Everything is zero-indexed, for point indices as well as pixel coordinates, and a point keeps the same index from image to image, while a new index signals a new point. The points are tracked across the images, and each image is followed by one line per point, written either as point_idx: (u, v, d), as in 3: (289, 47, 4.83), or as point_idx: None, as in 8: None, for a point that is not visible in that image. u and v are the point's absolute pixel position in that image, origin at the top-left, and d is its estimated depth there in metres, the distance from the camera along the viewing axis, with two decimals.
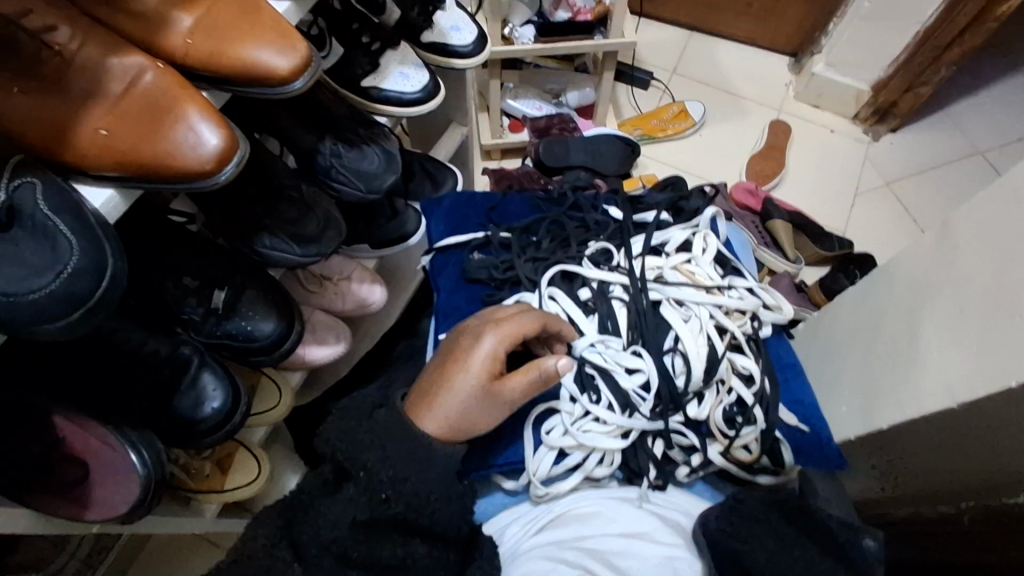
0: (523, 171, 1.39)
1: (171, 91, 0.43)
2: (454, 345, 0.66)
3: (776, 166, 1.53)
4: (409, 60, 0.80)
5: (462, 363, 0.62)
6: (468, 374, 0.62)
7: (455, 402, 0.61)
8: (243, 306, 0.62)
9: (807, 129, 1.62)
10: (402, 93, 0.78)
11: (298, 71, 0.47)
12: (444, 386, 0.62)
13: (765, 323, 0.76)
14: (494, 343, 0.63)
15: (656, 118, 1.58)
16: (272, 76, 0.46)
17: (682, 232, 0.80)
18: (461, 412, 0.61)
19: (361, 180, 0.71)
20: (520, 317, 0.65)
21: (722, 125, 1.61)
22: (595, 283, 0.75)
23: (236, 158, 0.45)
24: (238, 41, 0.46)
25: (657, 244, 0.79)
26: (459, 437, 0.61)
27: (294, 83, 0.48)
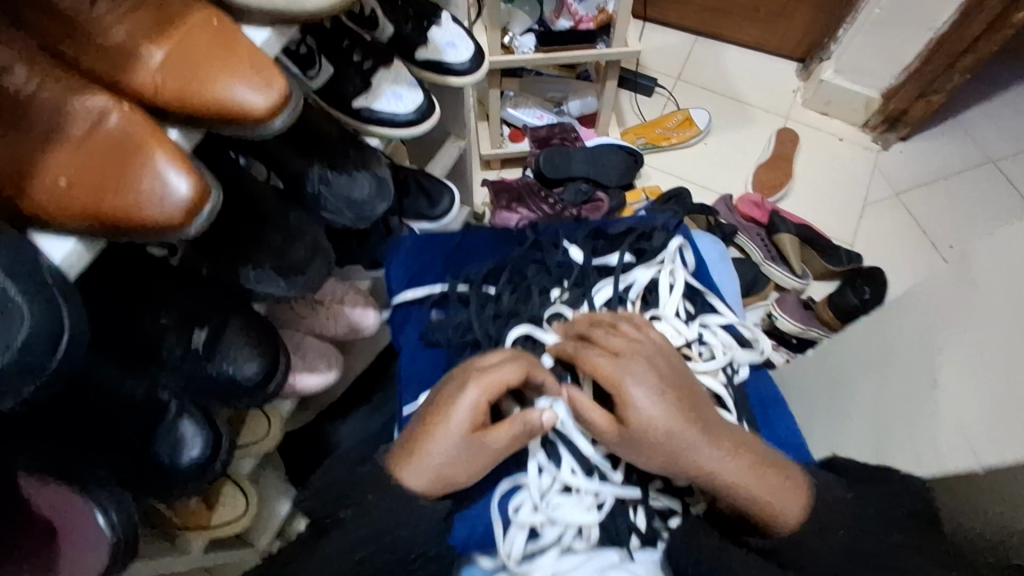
0: (524, 183, 1.35)
1: (138, 134, 0.40)
2: (436, 395, 0.64)
3: (783, 176, 1.49)
4: (403, 79, 0.76)
5: (443, 420, 0.61)
6: (452, 430, 0.61)
7: (436, 457, 0.61)
8: (224, 347, 0.59)
9: (815, 137, 1.58)
10: (394, 114, 0.75)
11: (277, 108, 0.44)
12: (427, 445, 0.61)
13: (742, 364, 0.74)
14: (475, 398, 0.61)
15: (660, 127, 1.54)
16: (248, 115, 0.43)
17: (646, 272, 0.77)
18: (448, 466, 0.61)
19: (351, 210, 0.67)
20: (503, 369, 0.63)
21: (728, 134, 1.57)
22: None
23: (208, 206, 0.41)
24: (213, 78, 0.42)
25: (624, 289, 0.77)
26: (444, 488, 0.62)
27: (273, 122, 0.44)
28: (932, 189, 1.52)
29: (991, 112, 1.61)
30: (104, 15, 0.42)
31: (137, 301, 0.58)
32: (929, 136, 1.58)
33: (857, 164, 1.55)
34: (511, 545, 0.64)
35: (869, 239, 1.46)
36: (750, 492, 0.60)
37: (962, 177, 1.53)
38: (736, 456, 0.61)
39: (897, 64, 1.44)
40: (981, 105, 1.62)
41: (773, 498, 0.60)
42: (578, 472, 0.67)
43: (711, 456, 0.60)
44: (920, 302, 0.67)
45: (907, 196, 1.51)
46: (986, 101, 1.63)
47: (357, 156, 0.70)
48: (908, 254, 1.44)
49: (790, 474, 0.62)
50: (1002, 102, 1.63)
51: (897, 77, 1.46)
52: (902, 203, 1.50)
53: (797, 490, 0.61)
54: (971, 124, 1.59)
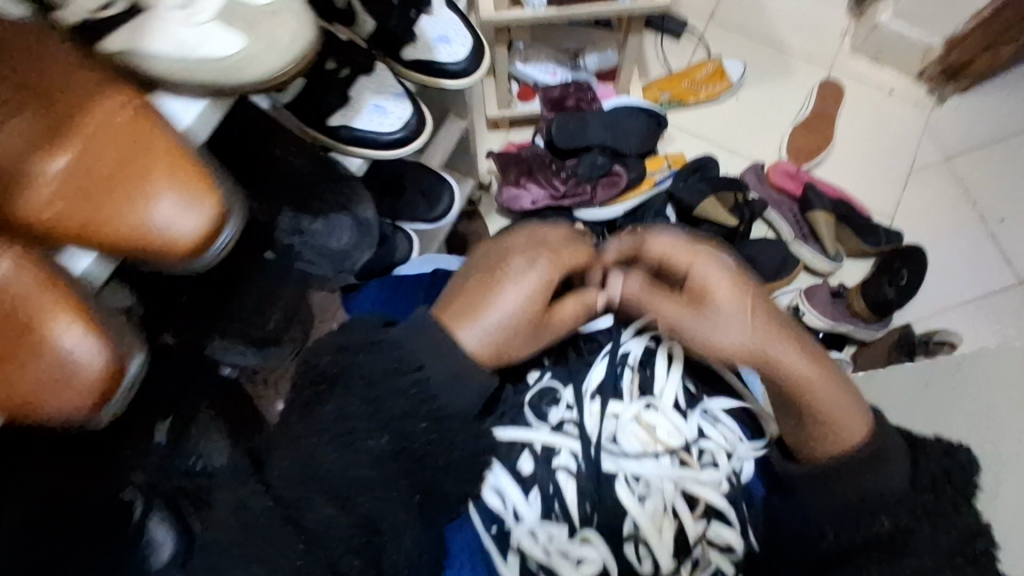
0: (534, 153, 1.23)
1: (38, 297, 0.40)
2: (498, 254, 0.67)
3: (821, 139, 1.34)
4: (387, 88, 0.65)
5: (515, 275, 0.64)
6: (524, 293, 0.63)
7: (501, 320, 0.62)
8: (195, 437, 0.61)
9: (861, 89, 1.41)
10: (378, 134, 0.63)
11: (205, 235, 0.43)
12: (498, 293, 0.63)
13: (747, 459, 0.66)
14: (545, 269, 0.65)
15: (688, 79, 1.38)
16: (177, 245, 0.42)
17: (640, 340, 0.68)
18: (507, 326, 0.62)
19: (331, 262, 0.60)
20: (569, 253, 0.67)
21: (763, 86, 1.40)
22: (539, 447, 0.64)
23: (127, 367, 0.43)
24: (133, 198, 0.42)
25: (616, 360, 0.67)
26: (496, 355, 0.62)
27: (205, 249, 0.44)
28: (988, 152, 1.37)
29: None
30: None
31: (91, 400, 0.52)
32: (993, 88, 1.40)
33: (906, 123, 1.39)
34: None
35: (911, 212, 1.33)
36: (823, 397, 0.61)
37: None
38: (809, 361, 0.62)
39: (967, 10, 1.24)
40: None
41: (844, 419, 0.61)
42: None
43: (789, 354, 0.62)
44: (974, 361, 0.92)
45: (959, 161, 1.36)
46: None
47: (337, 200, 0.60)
48: (953, 228, 1.32)
49: (845, 383, 0.63)
50: None
51: (964, 24, 1.27)
52: (952, 169, 1.36)
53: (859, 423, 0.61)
54: None
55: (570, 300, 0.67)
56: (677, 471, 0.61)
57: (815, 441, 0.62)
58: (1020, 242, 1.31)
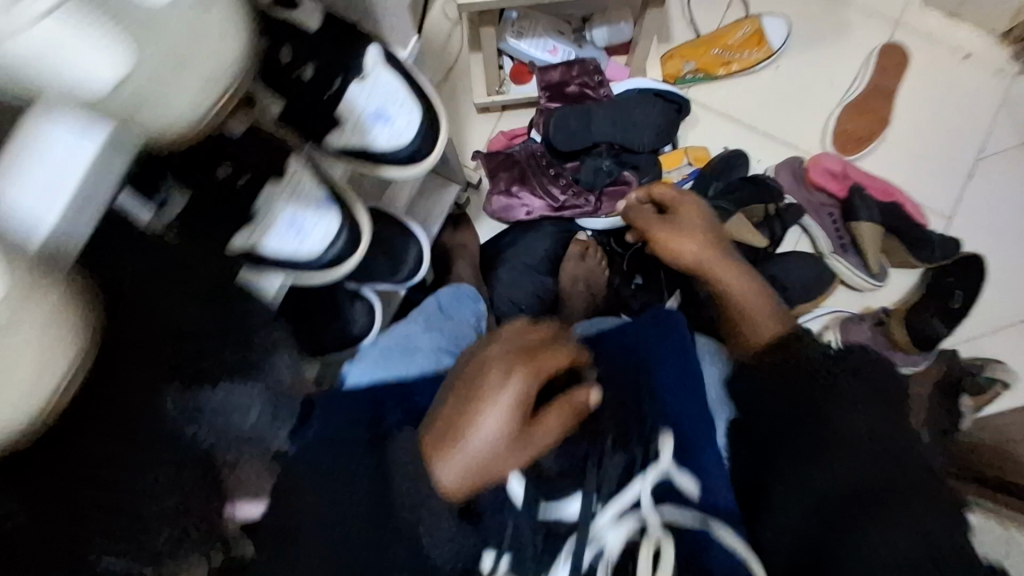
0: (527, 154, 1.04)
1: None
2: (476, 367, 0.53)
3: (874, 122, 1.12)
4: (305, 194, 0.48)
5: (488, 396, 0.50)
6: (498, 414, 0.50)
7: (475, 450, 0.49)
8: None
9: (930, 53, 1.16)
10: (293, 253, 0.48)
11: None
12: (471, 420, 0.50)
13: None
14: (521, 383, 0.51)
15: (718, 46, 1.13)
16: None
17: (621, 527, 0.52)
18: (486, 459, 0.49)
19: (241, 445, 0.48)
20: (547, 355, 0.53)
21: (810, 51, 1.16)
22: None
23: None
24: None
25: (590, 562, 0.50)
26: (472, 487, 0.50)
27: None
28: None
29: None
30: None
31: None
32: None
33: (981, 96, 1.15)
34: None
35: (973, 210, 1.13)
36: (745, 296, 0.71)
37: None
38: (744, 274, 0.72)
39: None
40: None
41: (754, 311, 0.70)
42: None
43: (732, 272, 0.72)
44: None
45: None
46: None
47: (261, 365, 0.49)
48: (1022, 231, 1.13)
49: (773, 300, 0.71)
50: None
51: None
52: None
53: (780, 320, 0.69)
54: None
55: (555, 412, 0.52)
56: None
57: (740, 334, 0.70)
58: None
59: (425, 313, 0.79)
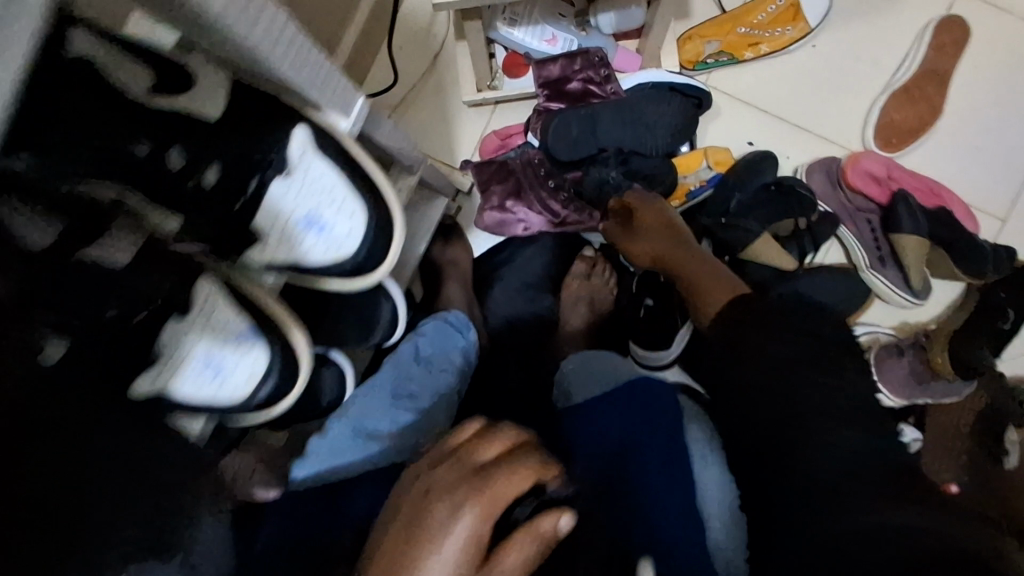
0: (523, 162, 0.92)
1: None
2: (416, 498, 0.45)
3: (924, 112, 0.97)
4: (223, 332, 0.46)
5: (430, 544, 0.42)
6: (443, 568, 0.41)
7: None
8: None
9: (996, 26, 0.99)
10: (211, 396, 0.46)
11: None
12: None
13: None
14: (470, 522, 0.42)
15: (745, 24, 0.97)
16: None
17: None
18: None
19: None
20: (502, 477, 0.44)
21: (852, 26, 1.00)
22: None
23: None
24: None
25: None
26: None
27: None
28: None
29: None
30: None
31: None
32: None
33: None
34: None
35: None
36: (697, 265, 0.75)
37: None
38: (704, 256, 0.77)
39: None
40: None
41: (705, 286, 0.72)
42: None
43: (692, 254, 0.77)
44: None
45: None
46: None
47: (185, 541, 0.43)
48: None
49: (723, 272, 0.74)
50: None
51: None
52: None
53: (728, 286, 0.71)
54: None
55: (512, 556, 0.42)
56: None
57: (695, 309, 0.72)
58: None
59: (402, 370, 0.73)
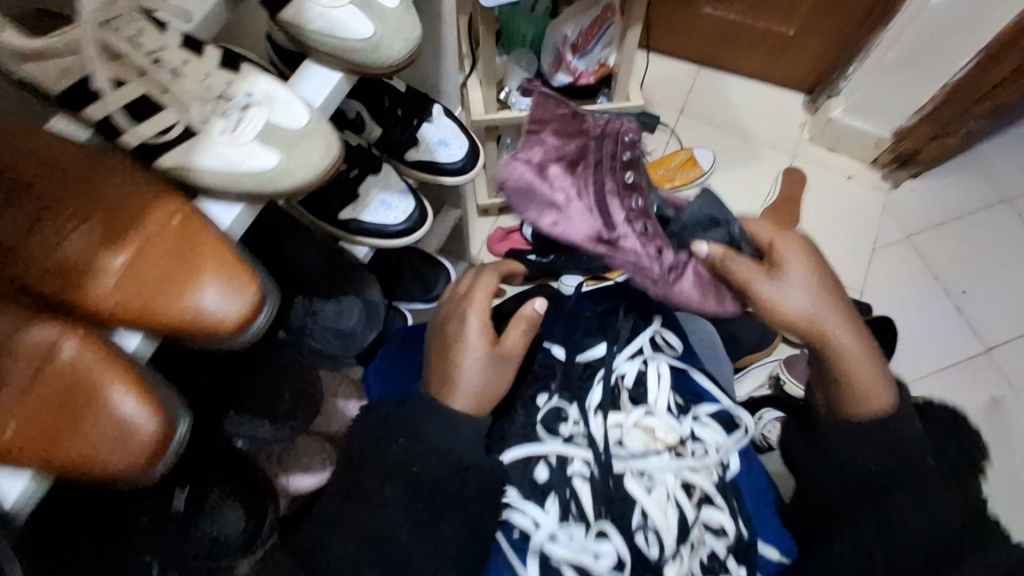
0: (609, 133, 0.86)
1: (89, 372, 0.36)
2: (445, 320, 0.67)
3: (789, 220, 1.46)
4: (392, 186, 0.72)
5: (461, 345, 0.63)
6: (472, 355, 0.63)
7: (481, 382, 0.63)
8: (208, 506, 0.57)
9: (822, 174, 1.54)
10: (386, 226, 0.71)
11: (153, 452, 0.37)
12: (456, 366, 0.63)
13: (733, 457, 0.66)
14: (477, 322, 0.64)
15: (663, 167, 1.50)
16: (114, 465, 0.36)
17: (635, 361, 0.68)
18: (480, 383, 0.63)
19: (339, 339, 0.65)
20: (480, 284, 0.67)
21: (733, 172, 1.53)
22: (553, 458, 0.62)
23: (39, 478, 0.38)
24: (173, 300, 0.39)
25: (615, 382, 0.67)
26: (484, 407, 0.63)
27: (148, 472, 0.37)
28: (944, 231, 1.47)
29: (1008, 146, 1.56)
30: (68, 247, 0.39)
31: None
32: (942, 172, 1.53)
33: (866, 205, 1.51)
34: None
35: (879, 286, 1.41)
36: (852, 352, 0.63)
37: (976, 218, 1.49)
38: (855, 326, 0.64)
39: (908, 106, 1.39)
40: (997, 138, 1.56)
41: (864, 376, 0.63)
42: None
43: (807, 295, 0.63)
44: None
45: (919, 240, 1.46)
46: (1002, 135, 1.57)
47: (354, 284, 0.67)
48: (922, 302, 1.40)
49: (880, 365, 0.64)
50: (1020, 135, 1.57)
51: (908, 118, 1.41)
52: (915, 246, 1.45)
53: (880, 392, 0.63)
54: (986, 160, 1.54)
55: (514, 330, 0.65)
56: (677, 460, 0.62)
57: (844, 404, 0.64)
58: (984, 312, 1.39)
59: None
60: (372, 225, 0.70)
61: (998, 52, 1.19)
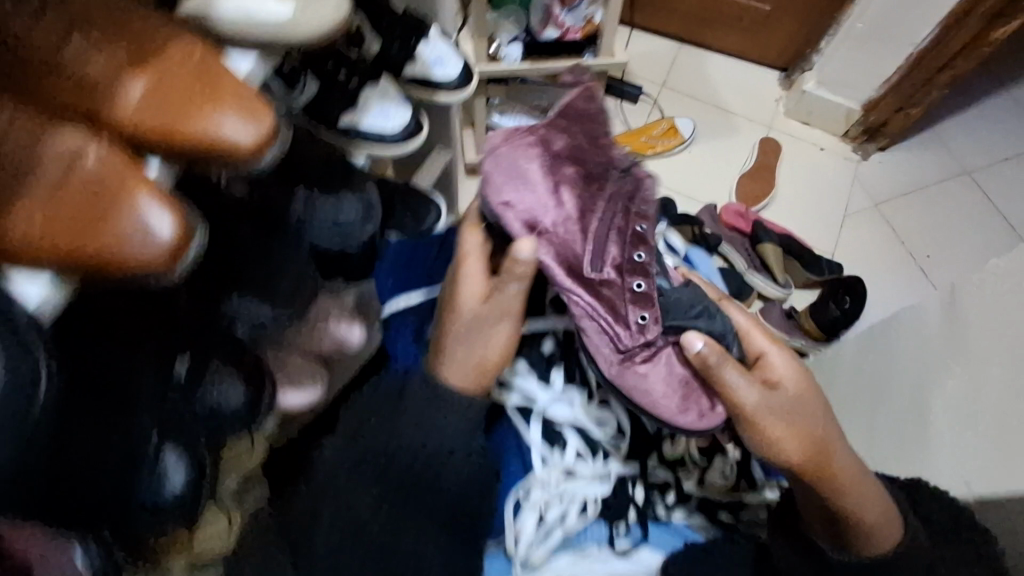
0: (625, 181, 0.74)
1: (116, 174, 0.38)
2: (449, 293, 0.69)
3: (765, 186, 1.51)
4: (390, 95, 0.75)
5: (451, 319, 0.67)
6: (457, 333, 0.66)
7: (475, 350, 0.66)
8: (209, 374, 0.57)
9: (796, 146, 1.60)
10: (382, 132, 0.74)
11: (177, 250, 0.39)
12: (446, 344, 0.66)
13: None
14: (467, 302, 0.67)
15: (645, 135, 1.55)
16: (141, 262, 0.38)
17: None
18: (467, 357, 0.66)
19: (339, 234, 0.67)
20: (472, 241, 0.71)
21: (712, 142, 1.58)
22: (557, 336, 0.76)
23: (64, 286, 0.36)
24: (193, 121, 0.41)
25: None
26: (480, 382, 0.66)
27: (173, 269, 0.39)
28: (910, 200, 1.54)
29: (968, 124, 1.64)
30: (90, 67, 0.41)
31: (116, 332, 0.53)
32: (907, 146, 1.60)
33: (837, 175, 1.57)
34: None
35: (849, 250, 1.48)
36: (862, 506, 0.61)
37: (940, 188, 1.56)
38: (856, 471, 0.63)
39: (876, 77, 1.46)
40: (958, 116, 1.65)
41: (873, 524, 0.62)
42: (583, 456, 0.73)
43: (843, 454, 0.63)
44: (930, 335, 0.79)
45: (886, 207, 1.53)
46: (962, 113, 1.65)
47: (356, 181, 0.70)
48: (889, 266, 1.46)
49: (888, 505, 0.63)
50: (979, 114, 1.66)
51: (877, 90, 1.48)
52: (882, 213, 1.52)
53: (884, 524, 0.62)
54: (948, 136, 1.62)
55: (511, 283, 0.66)
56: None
57: (842, 522, 0.62)
58: (947, 275, 1.46)
59: None
60: (370, 130, 0.73)
61: (959, 20, 1.27)
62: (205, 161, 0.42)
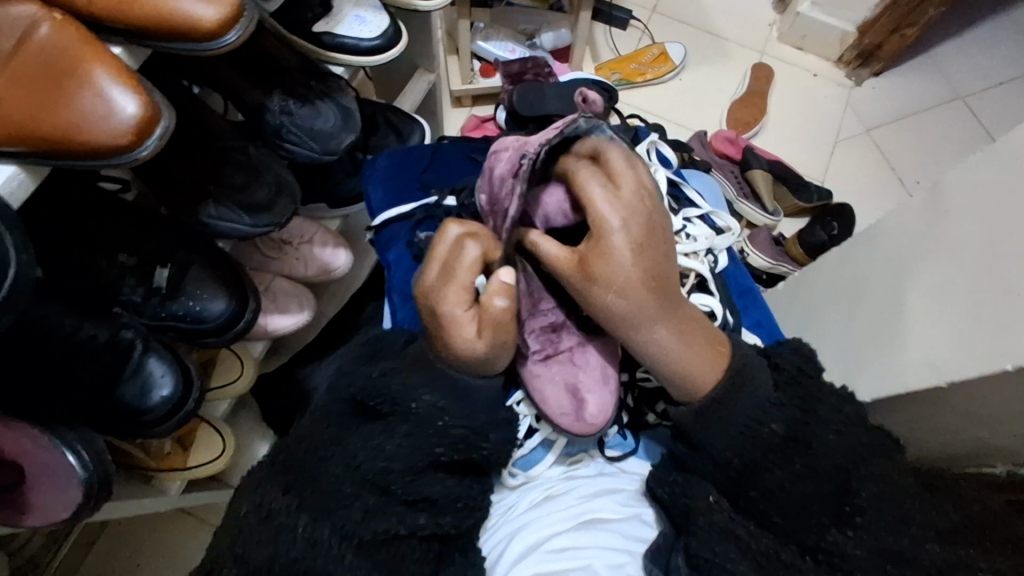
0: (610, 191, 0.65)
1: (72, 49, 0.36)
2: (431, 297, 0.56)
3: (756, 113, 1.48)
4: (366, 3, 0.71)
5: (442, 327, 0.55)
6: (453, 334, 0.55)
7: (480, 357, 0.55)
8: (188, 285, 0.57)
9: (788, 72, 1.56)
10: (359, 40, 0.69)
11: (141, 131, 0.37)
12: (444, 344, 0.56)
13: (720, 251, 0.77)
14: (457, 305, 0.55)
15: (635, 62, 1.50)
16: (105, 139, 0.36)
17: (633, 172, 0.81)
18: (473, 357, 0.55)
19: (315, 141, 0.64)
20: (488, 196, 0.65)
21: (703, 69, 1.54)
22: None
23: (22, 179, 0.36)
24: None
25: None
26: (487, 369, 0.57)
27: (138, 150, 0.38)
28: (902, 125, 1.52)
29: (964, 47, 1.61)
30: None
31: (89, 239, 0.54)
32: (901, 70, 1.57)
33: (831, 100, 1.54)
34: (497, 542, 0.62)
35: (840, 177, 1.46)
36: (670, 355, 0.56)
37: (931, 113, 1.54)
38: (672, 328, 0.56)
39: None
40: (955, 40, 1.61)
41: (691, 369, 0.57)
42: None
43: (655, 325, 0.55)
44: (827, 256, 0.76)
45: (878, 133, 1.51)
46: (959, 37, 1.62)
47: (334, 89, 0.67)
48: (879, 191, 1.45)
49: (717, 358, 0.58)
50: (975, 37, 1.62)
51: (872, 9, 1.44)
52: (873, 139, 1.50)
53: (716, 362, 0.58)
54: (942, 61, 1.59)
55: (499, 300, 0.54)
56: None
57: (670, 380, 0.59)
58: None
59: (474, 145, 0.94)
60: (346, 41, 0.69)
61: None
62: (167, 39, 0.40)
